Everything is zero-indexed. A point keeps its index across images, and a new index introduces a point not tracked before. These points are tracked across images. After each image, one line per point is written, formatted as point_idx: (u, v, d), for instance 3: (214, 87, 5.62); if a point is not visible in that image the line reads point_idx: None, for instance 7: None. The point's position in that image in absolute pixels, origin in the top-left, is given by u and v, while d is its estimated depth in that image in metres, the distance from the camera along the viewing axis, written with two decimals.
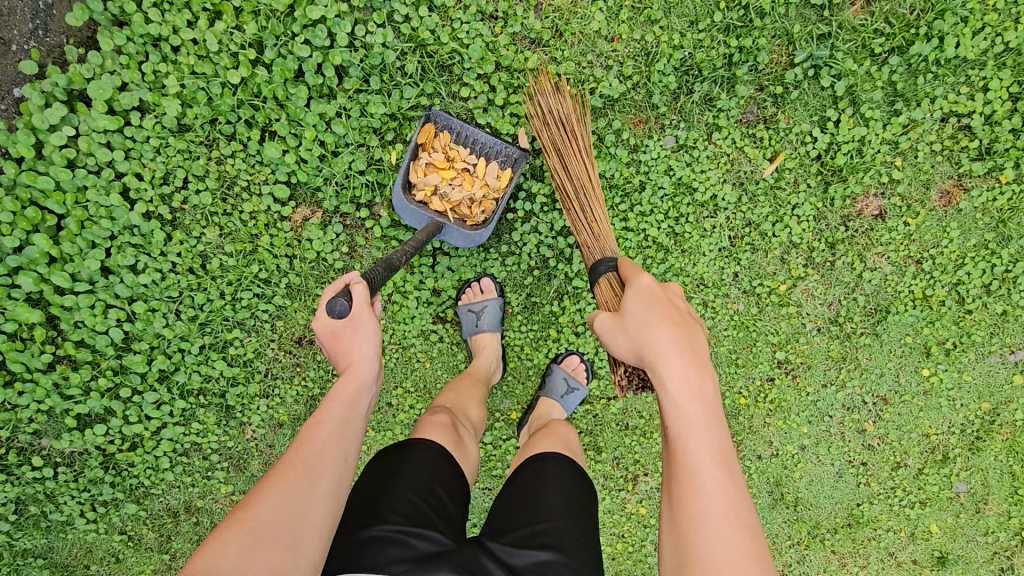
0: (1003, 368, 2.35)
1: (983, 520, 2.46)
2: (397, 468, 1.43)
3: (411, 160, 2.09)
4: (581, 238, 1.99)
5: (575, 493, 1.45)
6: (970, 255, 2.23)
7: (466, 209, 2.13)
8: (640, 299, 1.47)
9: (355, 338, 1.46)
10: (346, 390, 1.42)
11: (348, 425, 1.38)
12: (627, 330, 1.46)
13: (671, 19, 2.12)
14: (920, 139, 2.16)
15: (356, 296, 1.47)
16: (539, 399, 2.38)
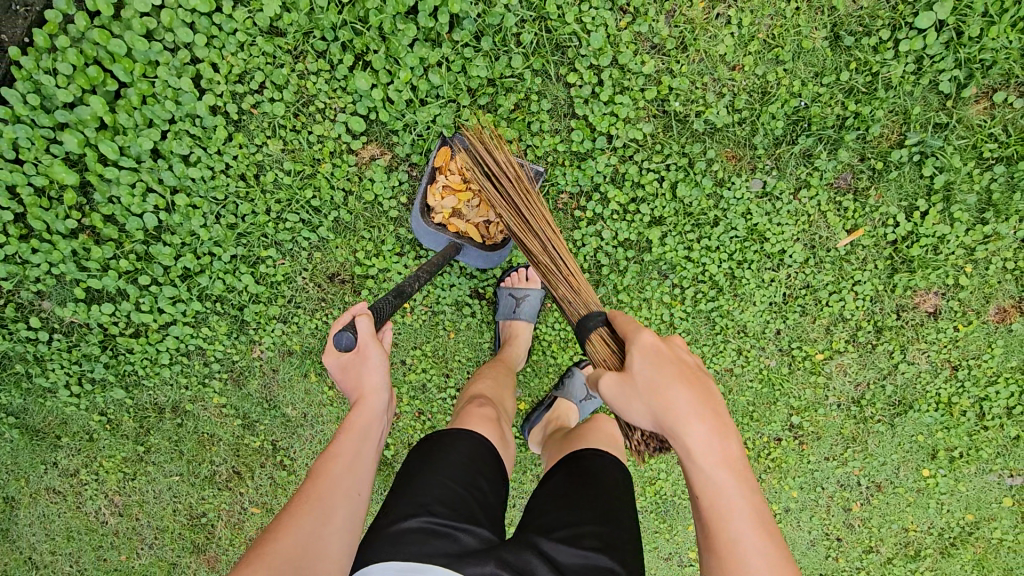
0: (997, 488, 2.40)
1: None
2: (440, 453, 1.48)
3: (428, 183, 2.10)
4: (558, 294, 1.79)
5: (621, 496, 1.44)
6: (1004, 375, 2.26)
7: (483, 231, 2.14)
8: (650, 360, 1.30)
9: (364, 369, 1.52)
10: (354, 425, 1.49)
11: (358, 459, 1.44)
12: (640, 393, 1.29)
13: (798, 65, 2.05)
14: (997, 253, 2.15)
15: (360, 329, 1.49)
16: (557, 399, 2.33)
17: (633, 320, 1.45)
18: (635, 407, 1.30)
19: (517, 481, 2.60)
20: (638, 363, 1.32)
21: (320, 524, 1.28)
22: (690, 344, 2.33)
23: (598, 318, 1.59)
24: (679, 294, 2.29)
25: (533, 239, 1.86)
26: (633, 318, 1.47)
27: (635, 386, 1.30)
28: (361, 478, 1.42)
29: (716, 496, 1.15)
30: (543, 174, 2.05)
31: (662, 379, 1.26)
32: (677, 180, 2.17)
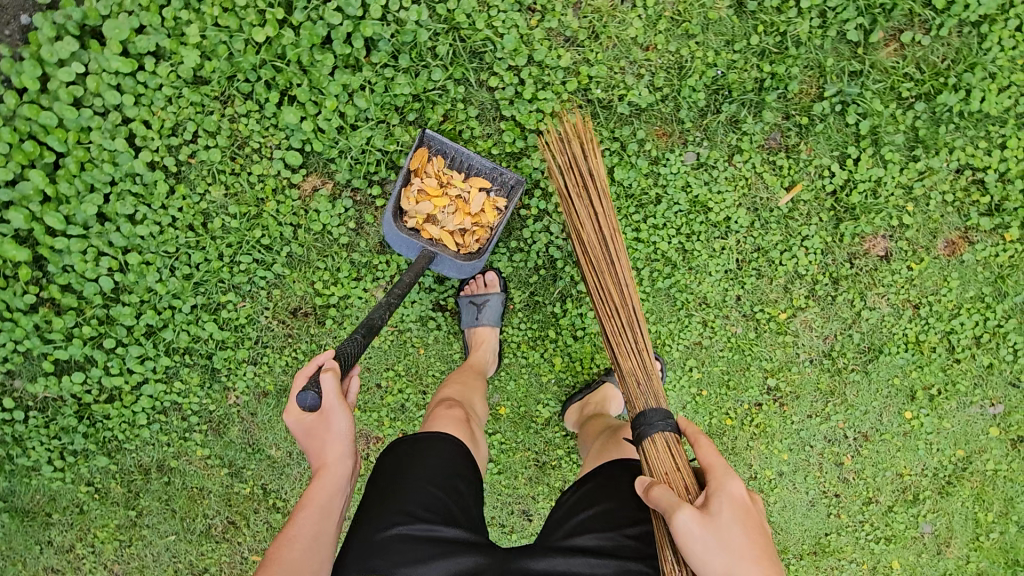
0: (981, 420, 2.40)
1: (942, 561, 2.56)
2: (421, 459, 1.59)
3: (403, 187, 2.05)
4: (627, 364, 1.65)
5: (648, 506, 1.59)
6: (966, 306, 2.27)
7: (457, 239, 2.10)
8: (742, 522, 1.33)
9: (329, 434, 1.50)
10: (316, 497, 1.48)
11: (318, 537, 1.44)
12: (724, 551, 1.29)
13: (708, 36, 2.10)
14: (934, 187, 2.17)
15: (324, 388, 1.46)
16: (603, 384, 2.38)
17: (714, 453, 1.45)
18: (714, 560, 1.29)
19: (511, 484, 2.62)
20: (728, 517, 1.33)
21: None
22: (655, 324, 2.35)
23: (669, 420, 1.52)
24: (636, 275, 2.31)
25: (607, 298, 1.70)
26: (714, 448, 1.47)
27: (718, 538, 1.30)
28: (321, 560, 1.42)
29: None
30: (521, 187, 2.10)
31: (748, 547, 1.31)
32: (613, 164, 2.20)
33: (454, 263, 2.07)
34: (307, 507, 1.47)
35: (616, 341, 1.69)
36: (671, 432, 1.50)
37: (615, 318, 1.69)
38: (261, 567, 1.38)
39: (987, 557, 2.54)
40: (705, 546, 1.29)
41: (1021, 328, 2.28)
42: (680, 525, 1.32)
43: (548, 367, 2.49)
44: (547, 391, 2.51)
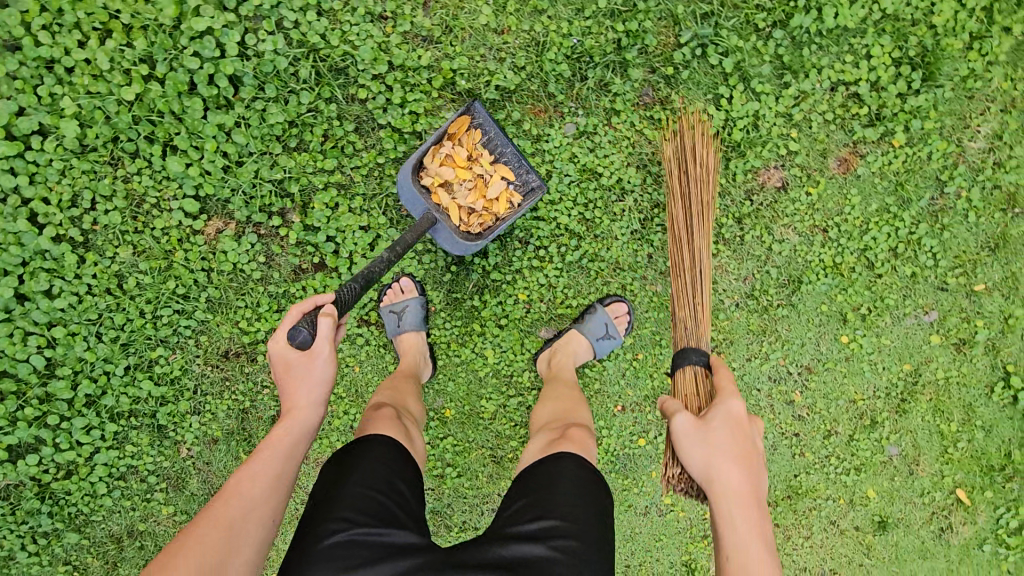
0: (920, 330, 2.37)
1: (917, 481, 2.51)
2: (365, 466, 1.59)
3: (434, 145, 2.06)
4: (680, 312, 1.99)
5: (584, 490, 1.64)
6: (874, 220, 2.26)
7: (462, 215, 2.12)
8: (728, 429, 1.68)
9: (307, 374, 1.64)
10: (284, 436, 1.57)
11: (282, 476, 1.50)
12: (705, 447, 1.67)
13: (557, 8, 2.14)
14: (813, 109, 2.18)
15: (322, 329, 1.66)
16: (572, 330, 2.36)
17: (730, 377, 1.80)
18: (693, 451, 1.69)
19: (474, 485, 2.61)
20: (716, 424, 1.69)
21: (225, 548, 1.32)
22: (576, 298, 2.41)
23: (699, 357, 1.90)
24: (545, 254, 2.36)
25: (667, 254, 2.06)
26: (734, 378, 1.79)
27: (701, 438, 1.69)
28: (279, 498, 1.47)
29: (746, 551, 1.50)
30: (540, 193, 2.09)
31: (728, 450, 1.64)
32: None
33: (451, 235, 2.07)
34: (274, 447, 1.54)
35: (678, 290, 2.02)
36: (701, 367, 1.89)
37: (681, 275, 2.03)
38: (216, 500, 1.39)
39: (961, 468, 2.49)
40: (691, 442, 1.70)
41: (934, 231, 2.26)
42: (677, 425, 1.74)
43: (483, 361, 2.49)
44: (488, 385, 2.51)
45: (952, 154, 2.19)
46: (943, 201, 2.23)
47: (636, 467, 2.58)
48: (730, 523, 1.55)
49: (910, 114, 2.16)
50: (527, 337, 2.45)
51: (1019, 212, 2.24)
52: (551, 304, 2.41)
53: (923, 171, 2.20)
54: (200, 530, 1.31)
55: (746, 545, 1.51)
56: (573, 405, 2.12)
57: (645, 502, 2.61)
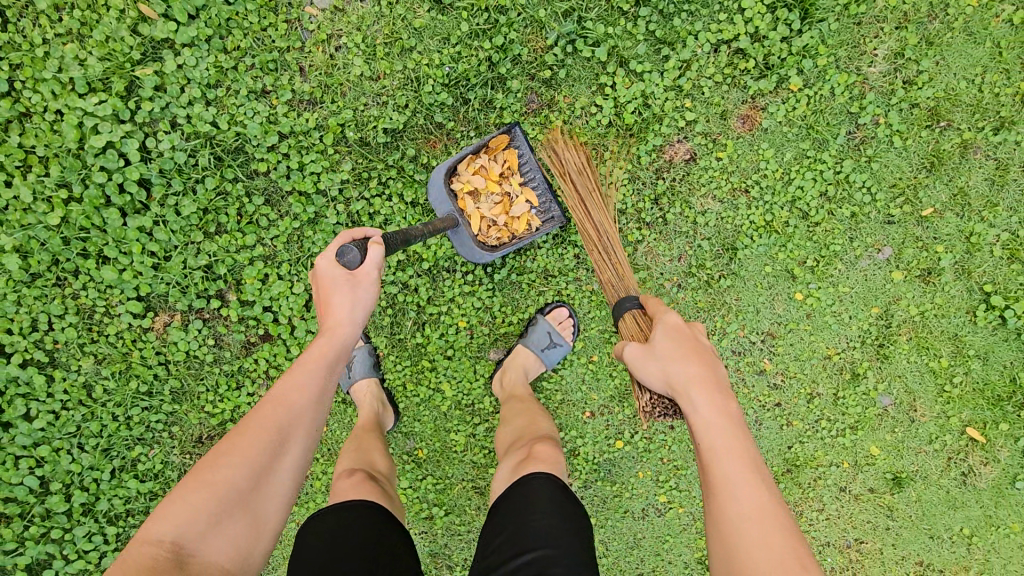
0: (879, 270, 2.24)
1: (921, 429, 2.33)
2: (347, 526, 1.52)
3: (470, 153, 2.11)
4: (604, 278, 2.08)
5: (566, 507, 1.55)
6: (794, 169, 2.17)
7: (482, 226, 2.16)
8: (670, 336, 1.67)
9: (352, 297, 1.40)
10: (326, 349, 1.37)
11: (327, 392, 1.35)
12: (657, 358, 1.65)
13: (424, 42, 2.19)
14: (700, 75, 2.14)
15: (372, 256, 1.42)
16: (518, 346, 2.34)
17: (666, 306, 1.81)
18: (650, 368, 1.67)
19: (466, 520, 2.55)
20: (660, 337, 1.69)
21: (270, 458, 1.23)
22: (516, 314, 2.40)
23: (632, 302, 1.95)
24: (475, 278, 2.37)
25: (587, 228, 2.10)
26: (663, 302, 1.84)
27: (651, 353, 1.68)
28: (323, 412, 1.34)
29: (715, 438, 1.42)
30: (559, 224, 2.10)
31: (675, 351, 1.62)
32: (402, 189, 2.26)
33: (465, 241, 2.13)
34: (316, 355, 1.36)
35: (599, 263, 2.09)
36: (636, 308, 1.94)
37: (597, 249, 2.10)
38: (263, 405, 1.26)
39: (967, 404, 2.30)
40: (642, 360, 1.70)
41: (861, 165, 2.15)
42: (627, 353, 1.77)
43: (442, 395, 2.47)
44: (453, 418, 2.48)
45: (855, 85, 2.11)
46: (861, 133, 2.14)
47: (622, 471, 2.48)
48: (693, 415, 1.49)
49: (799, 56, 2.10)
50: (478, 362, 2.43)
51: (947, 125, 2.11)
52: (492, 325, 2.41)
53: (830, 109, 2.12)
54: (248, 439, 1.21)
55: (710, 424, 1.44)
56: (531, 418, 2.07)
57: (641, 505, 2.49)
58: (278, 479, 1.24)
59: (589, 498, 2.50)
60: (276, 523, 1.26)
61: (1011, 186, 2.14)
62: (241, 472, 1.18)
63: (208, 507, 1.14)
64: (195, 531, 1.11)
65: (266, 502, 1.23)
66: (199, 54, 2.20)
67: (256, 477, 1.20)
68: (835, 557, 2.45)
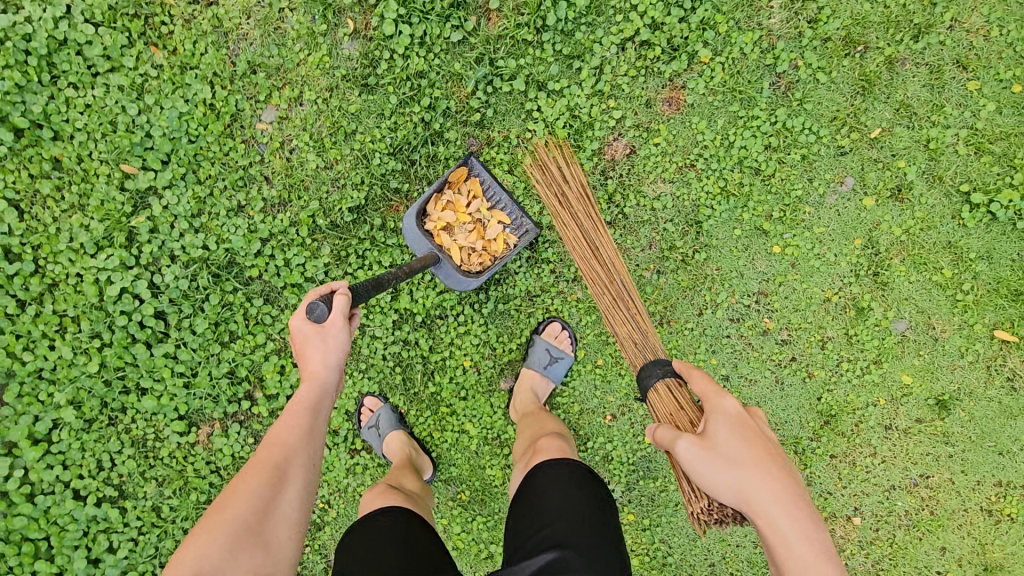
0: (848, 201, 2.23)
1: (949, 344, 2.24)
2: (380, 537, 1.50)
3: (434, 193, 2.24)
4: (623, 328, 2.04)
5: (577, 486, 1.44)
6: (731, 132, 2.23)
7: (463, 256, 2.27)
8: (739, 436, 1.48)
9: (325, 342, 1.50)
10: (309, 393, 1.48)
11: (316, 429, 1.45)
12: (726, 464, 1.45)
13: (363, 123, 2.40)
14: (615, 75, 2.27)
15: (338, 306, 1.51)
16: (523, 370, 2.43)
17: (712, 381, 1.63)
18: (719, 476, 1.46)
19: None
20: (723, 435, 1.50)
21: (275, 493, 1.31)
22: (514, 341, 2.49)
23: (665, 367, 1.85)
24: (467, 317, 2.48)
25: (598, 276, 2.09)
26: (710, 377, 1.64)
27: (716, 457, 1.47)
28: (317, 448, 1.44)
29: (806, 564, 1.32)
30: (537, 233, 2.25)
31: (745, 459, 1.44)
32: (379, 256, 2.44)
33: (453, 274, 2.21)
34: (302, 399, 1.47)
35: (611, 313, 2.08)
36: (670, 378, 1.83)
37: (608, 294, 2.08)
38: (258, 450, 1.37)
39: (987, 307, 2.21)
40: (707, 473, 1.47)
41: (794, 109, 2.19)
42: (681, 451, 1.55)
43: (469, 435, 2.55)
44: (484, 454, 2.55)
45: (763, 39, 2.19)
46: (784, 81, 2.19)
47: (660, 465, 2.48)
48: (785, 544, 1.35)
49: (700, 31, 2.20)
50: (492, 394, 2.51)
51: (865, 49, 2.16)
52: (496, 357, 2.50)
53: (745, 68, 2.20)
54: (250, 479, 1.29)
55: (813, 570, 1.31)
56: (539, 425, 2.13)
57: None
58: (286, 511, 1.31)
59: (637, 501, 2.49)
60: (291, 555, 1.30)
61: (950, 84, 2.14)
62: (245, 507, 1.25)
63: (219, 542, 1.19)
64: (210, 566, 1.16)
65: (279, 535, 1.28)
66: (178, 191, 2.49)
67: (263, 510, 1.26)
68: (905, 499, 2.33)
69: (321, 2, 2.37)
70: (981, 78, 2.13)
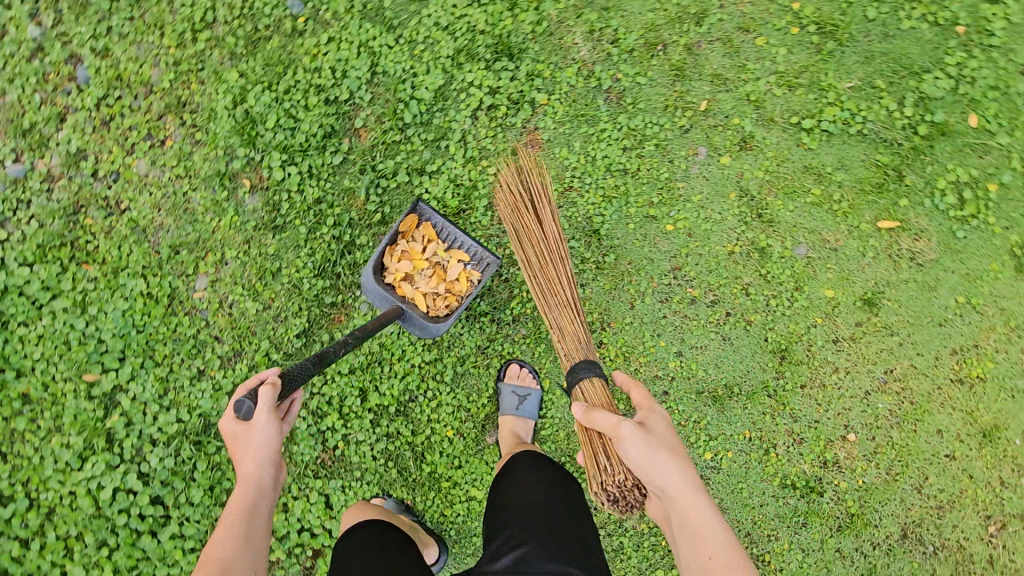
0: (709, 165, 2.52)
1: (849, 248, 2.45)
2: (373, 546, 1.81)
3: (389, 245, 2.35)
4: (574, 327, 2.16)
5: (549, 474, 1.88)
6: (589, 149, 2.56)
7: (429, 301, 2.38)
8: (668, 432, 1.73)
9: (252, 445, 1.64)
10: (245, 496, 1.62)
11: (252, 536, 1.57)
12: (663, 449, 1.65)
13: (284, 258, 2.66)
14: (479, 140, 2.61)
15: (259, 405, 1.61)
16: (500, 417, 2.54)
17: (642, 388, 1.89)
18: (658, 458, 1.63)
19: None
20: (657, 428, 1.72)
21: None
22: (484, 395, 2.60)
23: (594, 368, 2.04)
24: (434, 390, 2.60)
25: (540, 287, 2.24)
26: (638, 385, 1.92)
27: (656, 442, 1.66)
28: (254, 557, 1.56)
29: (720, 542, 1.54)
30: (498, 265, 2.41)
31: (677, 450, 1.67)
32: (336, 366, 2.60)
33: (421, 322, 2.34)
34: (238, 507, 1.61)
35: (563, 313, 2.18)
36: (596, 377, 2.02)
37: (563, 295, 2.21)
38: (203, 558, 1.52)
39: (862, 205, 2.46)
40: (649, 454, 1.64)
41: (631, 112, 2.55)
42: (625, 432, 1.68)
43: (478, 499, 2.60)
44: None
45: (582, 70, 2.58)
46: (613, 94, 2.56)
47: None
48: (704, 522, 1.57)
49: (531, 83, 2.59)
50: (483, 452, 2.60)
51: (664, 46, 2.55)
52: (473, 416, 2.61)
53: (579, 96, 2.57)
54: None
55: (725, 547, 1.53)
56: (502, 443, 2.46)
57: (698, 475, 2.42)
58: None
59: None
60: None
61: (742, 47, 2.52)
62: None
63: None
64: None
65: None
66: (142, 379, 2.66)
67: None
68: (884, 400, 2.41)
69: (216, 174, 2.70)
70: (764, 33, 2.52)
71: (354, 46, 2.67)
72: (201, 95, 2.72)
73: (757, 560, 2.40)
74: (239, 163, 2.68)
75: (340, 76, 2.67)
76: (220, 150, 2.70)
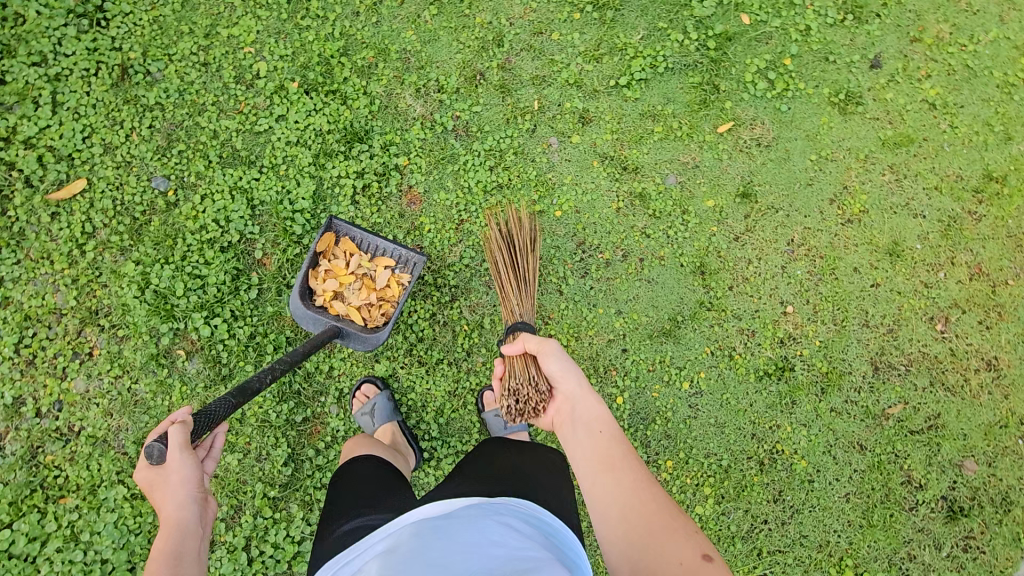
0: (564, 149, 2.80)
1: (708, 160, 2.75)
2: (366, 486, 1.77)
3: (311, 267, 2.49)
4: (523, 298, 2.36)
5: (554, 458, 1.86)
6: (462, 182, 2.81)
7: (364, 314, 2.53)
8: None
9: (170, 481, 1.66)
10: (170, 534, 1.63)
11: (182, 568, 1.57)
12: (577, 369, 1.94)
13: None
14: (367, 219, 2.82)
15: (172, 440, 1.67)
16: None
17: None
18: (572, 373, 1.91)
19: None
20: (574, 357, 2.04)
21: None
22: (475, 431, 2.72)
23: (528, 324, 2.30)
24: (430, 450, 2.70)
25: (507, 280, 2.38)
26: None
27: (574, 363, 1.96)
28: None
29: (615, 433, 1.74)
30: (423, 260, 2.57)
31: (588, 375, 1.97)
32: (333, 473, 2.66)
33: (359, 335, 2.48)
34: (163, 549, 1.60)
35: (515, 295, 2.37)
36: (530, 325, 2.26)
37: (519, 286, 2.39)
38: None
39: (699, 122, 2.78)
40: (566, 367, 1.92)
41: (481, 138, 2.84)
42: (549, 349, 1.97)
43: None
44: None
45: (424, 123, 2.86)
46: (459, 130, 2.85)
47: None
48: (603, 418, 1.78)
49: (388, 152, 2.85)
50: None
51: (481, 74, 2.87)
52: None
53: (433, 145, 2.85)
54: None
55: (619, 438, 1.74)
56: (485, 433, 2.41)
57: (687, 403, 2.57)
58: None
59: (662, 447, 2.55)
60: None
61: (543, 46, 2.87)
62: None
63: None
64: None
65: None
66: None
67: None
68: (800, 266, 2.66)
69: (151, 358, 2.80)
70: (554, 29, 2.87)
71: (226, 193, 2.88)
72: (108, 296, 2.84)
73: (772, 453, 2.55)
74: (167, 338, 2.79)
75: (224, 222, 2.86)
76: (146, 334, 2.81)
